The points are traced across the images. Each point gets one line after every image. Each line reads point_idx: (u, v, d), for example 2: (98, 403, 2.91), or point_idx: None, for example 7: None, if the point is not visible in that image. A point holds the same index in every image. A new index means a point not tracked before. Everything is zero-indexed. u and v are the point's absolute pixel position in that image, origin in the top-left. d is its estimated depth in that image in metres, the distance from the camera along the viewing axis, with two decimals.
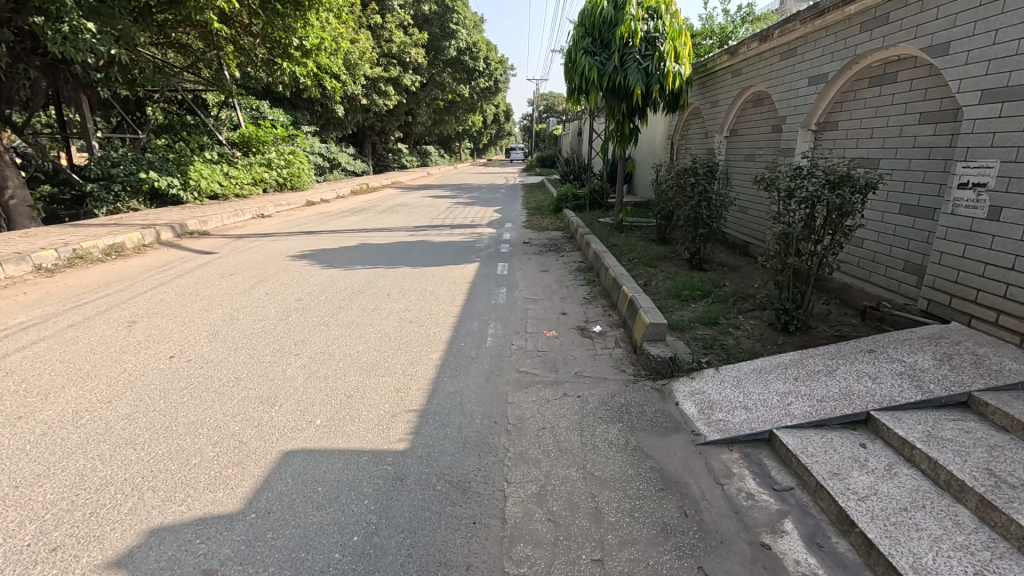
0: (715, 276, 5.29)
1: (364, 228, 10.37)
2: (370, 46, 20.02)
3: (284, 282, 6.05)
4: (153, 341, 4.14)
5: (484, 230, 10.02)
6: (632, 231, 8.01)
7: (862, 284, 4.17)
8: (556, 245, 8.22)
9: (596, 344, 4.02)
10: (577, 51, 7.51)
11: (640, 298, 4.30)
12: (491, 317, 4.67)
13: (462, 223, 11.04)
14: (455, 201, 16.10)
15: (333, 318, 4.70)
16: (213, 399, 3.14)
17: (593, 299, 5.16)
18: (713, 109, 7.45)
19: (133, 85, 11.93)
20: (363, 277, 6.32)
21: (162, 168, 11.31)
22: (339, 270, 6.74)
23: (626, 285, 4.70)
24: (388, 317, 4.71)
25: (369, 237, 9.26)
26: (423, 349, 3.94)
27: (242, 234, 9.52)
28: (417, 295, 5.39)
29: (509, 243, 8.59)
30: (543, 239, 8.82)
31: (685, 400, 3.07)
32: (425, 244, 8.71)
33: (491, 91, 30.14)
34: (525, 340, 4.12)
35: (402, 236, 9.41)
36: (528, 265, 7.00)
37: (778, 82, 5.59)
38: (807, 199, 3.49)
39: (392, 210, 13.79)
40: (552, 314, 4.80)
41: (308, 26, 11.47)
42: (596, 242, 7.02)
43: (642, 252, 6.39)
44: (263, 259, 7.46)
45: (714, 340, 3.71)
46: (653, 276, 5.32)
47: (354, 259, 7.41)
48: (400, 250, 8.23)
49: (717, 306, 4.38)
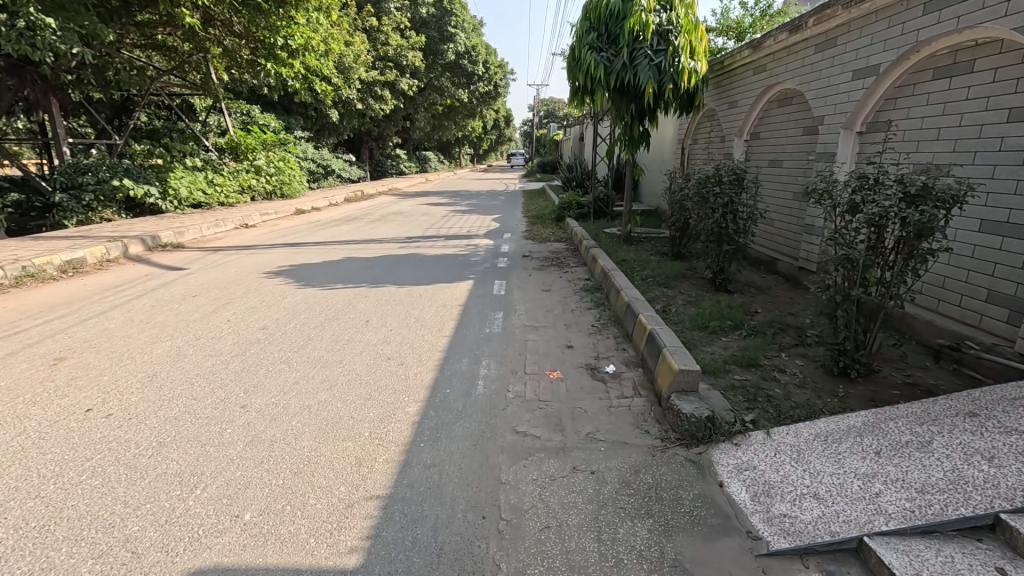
0: (744, 301, 4.58)
1: (354, 239, 9.68)
2: (365, 49, 19.44)
3: (251, 305, 5.36)
4: (75, 386, 3.44)
5: (481, 241, 9.33)
6: (642, 243, 7.31)
7: (930, 316, 3.46)
8: (559, 259, 7.52)
9: (610, 391, 3.31)
10: (581, 47, 6.83)
11: (662, 332, 3.58)
12: (484, 352, 3.95)
13: (458, 233, 10.37)
14: (452, 209, 15.47)
15: (297, 352, 4.00)
16: (118, 479, 2.42)
17: (603, 328, 4.45)
18: (731, 110, 6.79)
19: (110, 88, 11.29)
20: (342, 298, 5.63)
21: (138, 175, 10.65)
22: (317, 289, 6.05)
23: (643, 315, 3.98)
24: (362, 351, 4.00)
25: (357, 249, 8.57)
26: (399, 398, 3.23)
27: (220, 246, 8.85)
28: (400, 321, 4.70)
29: (508, 256, 7.91)
30: (545, 252, 8.14)
31: (732, 480, 2.35)
32: (415, 258, 8.02)
33: (491, 95, 29.60)
34: (524, 385, 3.41)
35: (393, 248, 8.73)
36: (528, 282, 6.30)
37: (812, 77, 4.91)
38: (878, 216, 2.78)
39: (385, 219, 13.14)
40: (557, 347, 4.09)
41: (294, 25, 10.82)
42: (604, 257, 6.32)
43: (656, 270, 5.69)
44: (236, 275, 6.78)
45: (758, 390, 3.00)
46: (672, 300, 4.62)
47: (336, 276, 6.72)
48: (388, 264, 7.53)
49: (753, 340, 3.68)
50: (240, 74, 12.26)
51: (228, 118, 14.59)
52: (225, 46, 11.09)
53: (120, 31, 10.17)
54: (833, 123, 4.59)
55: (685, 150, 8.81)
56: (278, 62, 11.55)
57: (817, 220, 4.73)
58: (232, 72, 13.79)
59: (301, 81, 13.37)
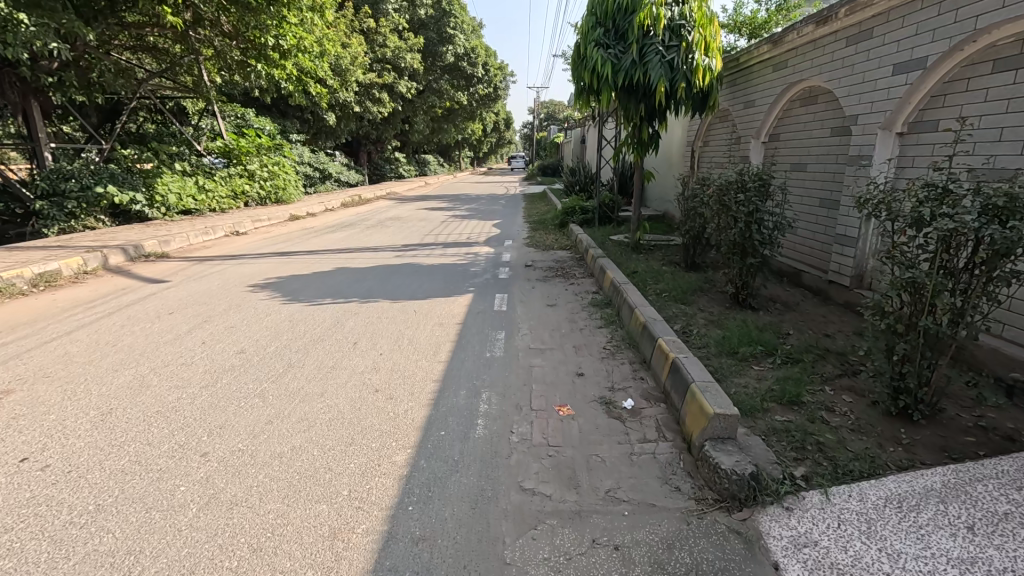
0: (772, 320, 4.14)
1: (348, 247, 9.26)
2: (362, 51, 19.05)
3: (232, 323, 4.94)
4: (15, 426, 3.00)
5: (481, 249, 8.90)
6: (652, 253, 6.88)
7: (995, 344, 3.02)
8: (564, 269, 7.09)
9: (630, 432, 2.86)
10: (587, 44, 6.40)
11: (688, 362, 3.13)
12: (484, 383, 3.51)
13: (457, 240, 9.94)
14: (451, 214, 15.05)
15: (274, 383, 3.57)
16: (38, 560, 1.98)
17: (617, 352, 4.00)
18: (747, 111, 6.37)
19: (94, 91, 10.86)
20: (330, 316, 5.19)
21: (124, 181, 10.24)
22: (305, 305, 5.61)
23: (664, 340, 3.53)
24: (347, 381, 3.56)
25: (350, 259, 8.15)
26: (385, 442, 2.78)
27: (207, 256, 8.43)
28: (391, 344, 4.26)
29: (509, 266, 7.47)
30: (548, 261, 7.70)
31: (790, 562, 1.91)
32: (412, 268, 7.59)
33: (491, 98, 29.22)
34: (530, 426, 2.96)
35: (389, 257, 8.30)
36: (532, 296, 5.87)
37: (844, 73, 4.48)
38: (952, 232, 2.34)
39: (382, 225, 12.72)
40: (566, 375, 3.64)
41: (284, 23, 10.36)
42: (613, 268, 5.89)
43: (671, 283, 5.25)
44: (220, 288, 6.36)
45: (806, 436, 2.56)
46: (692, 320, 4.18)
47: (326, 289, 6.29)
48: (382, 275, 7.09)
49: (791, 371, 3.24)
50: (231, 75, 11.82)
51: (221, 122, 14.20)
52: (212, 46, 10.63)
53: (104, 30, 9.75)
54: (869, 123, 4.15)
55: (696, 153, 8.38)
56: (268, 61, 11.07)
57: (853, 232, 4.32)
58: (224, 74, 13.40)
59: (294, 82, 12.92)
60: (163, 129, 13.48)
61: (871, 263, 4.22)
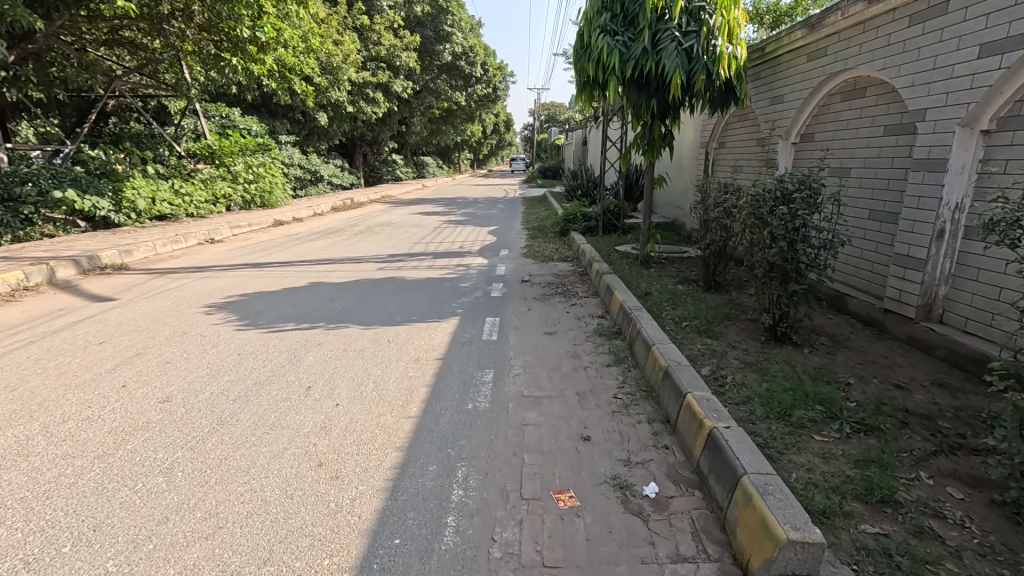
0: (823, 363, 3.33)
1: (328, 257, 8.48)
2: (354, 49, 18.26)
3: (170, 355, 4.16)
4: None
5: (473, 260, 8.12)
6: (664, 268, 6.09)
7: None
8: (564, 285, 6.28)
9: (657, 544, 2.05)
10: (591, 31, 5.64)
11: (731, 437, 2.32)
12: (461, 453, 2.71)
13: (448, 249, 9.15)
14: (445, 219, 14.27)
15: (190, 450, 2.76)
16: None
17: (631, 404, 3.20)
18: (774, 106, 5.61)
19: (53, 87, 10.27)
20: (288, 346, 4.39)
21: (89, 185, 9.46)
22: (263, 331, 4.81)
23: (695, 398, 2.72)
24: (284, 449, 2.76)
25: (328, 271, 7.36)
26: (312, 563, 1.98)
27: (170, 267, 7.64)
28: (351, 391, 3.46)
29: (504, 281, 6.68)
30: (547, 275, 6.92)
31: None
32: (394, 282, 6.79)
33: (489, 99, 28.51)
34: (518, 529, 2.16)
35: (371, 269, 7.52)
36: (528, 319, 5.08)
37: (906, 58, 3.70)
38: None
39: (371, 231, 11.94)
40: (567, 440, 2.84)
41: (262, 13, 9.38)
42: (621, 288, 5.09)
43: (691, 308, 4.46)
44: (171, 308, 5.56)
45: (916, 565, 1.75)
46: (724, 361, 3.38)
47: (292, 308, 5.50)
48: (360, 291, 6.31)
49: (868, 445, 2.43)
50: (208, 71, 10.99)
51: (203, 122, 13.47)
52: (185, 39, 9.78)
53: (65, 22, 8.96)
54: (942, 119, 3.38)
55: (712, 153, 7.65)
56: (246, 55, 10.21)
57: (920, 253, 3.53)
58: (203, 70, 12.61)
59: (277, 79, 12.10)
60: (140, 129, 12.71)
61: (943, 289, 3.44)
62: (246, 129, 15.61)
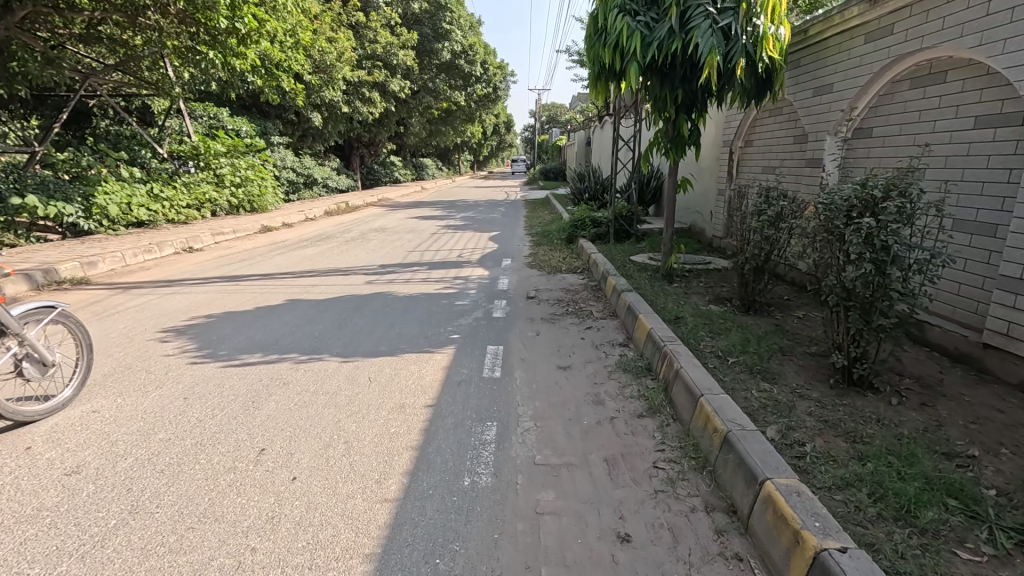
0: (925, 422, 2.56)
1: (313, 268, 7.73)
2: (349, 46, 17.53)
3: (101, 398, 3.40)
4: None
5: (472, 271, 7.36)
6: (690, 285, 5.34)
7: None
8: (576, 303, 5.52)
9: None
10: (607, 12, 4.88)
11: (854, 571, 1.56)
12: (452, 569, 1.94)
13: (445, 258, 8.39)
14: (443, 223, 13.54)
15: (79, 561, 2.00)
16: None
17: (680, 481, 2.43)
18: (819, 96, 4.87)
19: (15, 82, 9.53)
20: (248, 385, 3.63)
21: (55, 189, 8.71)
22: (221, 363, 4.05)
23: (779, 489, 1.95)
24: (209, 560, 2.00)
25: (311, 286, 6.60)
26: None
27: (136, 281, 6.90)
28: (314, 458, 2.69)
29: (507, 296, 5.93)
30: (556, 289, 6.17)
31: None
32: (383, 299, 6.02)
33: (490, 99, 27.72)
34: None
35: (359, 283, 6.77)
36: (536, 348, 4.32)
37: (1015, 30, 2.96)
38: None
39: (363, 238, 11.18)
40: (600, 543, 2.08)
41: (241, 2, 8.48)
42: (646, 311, 4.33)
43: (736, 338, 3.69)
44: (122, 332, 4.81)
45: None
46: (796, 421, 2.61)
47: (263, 333, 4.75)
48: (344, 310, 5.56)
49: None
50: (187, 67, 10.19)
51: (188, 122, 12.77)
52: (159, 31, 8.94)
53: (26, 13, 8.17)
54: None
55: (738, 152, 6.91)
56: (227, 49, 9.36)
57: None
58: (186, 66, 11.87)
59: (263, 76, 11.30)
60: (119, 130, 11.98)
61: None
62: (235, 130, 14.87)
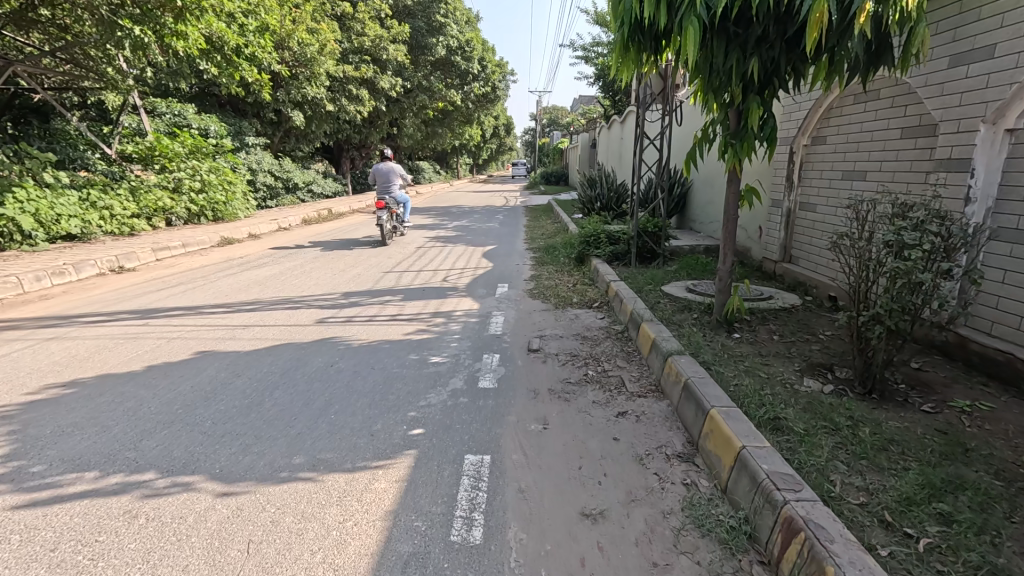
0: None
1: (258, 296, 6.11)
2: (332, 38, 15.94)
3: None
4: None
5: (459, 303, 5.76)
6: (763, 342, 3.75)
7: None
8: (598, 363, 3.92)
9: None
10: None
11: None
12: None
13: (428, 282, 6.77)
14: (434, 234, 11.96)
15: None
16: None
17: None
18: (964, 65, 3.33)
19: None
20: (21, 561, 2.00)
21: None
22: (17, 497, 2.42)
23: None
24: None
25: (241, 328, 4.97)
26: None
27: (20, 318, 5.29)
28: None
29: (502, 347, 4.33)
30: (569, 334, 4.58)
31: None
32: (331, 350, 4.40)
33: (488, 99, 26.10)
34: None
35: (310, 322, 5.15)
36: (546, 459, 2.69)
37: None
38: None
39: (338, 252, 9.57)
40: None
41: None
42: (719, 401, 2.70)
43: (901, 476, 2.08)
44: None
45: None
46: None
47: (129, 421, 3.13)
48: (274, 370, 3.95)
49: None
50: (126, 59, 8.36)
51: (142, 118, 11.24)
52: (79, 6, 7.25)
53: None
54: None
55: (802, 151, 5.37)
56: (165, 29, 7.64)
57: None
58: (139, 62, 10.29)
59: (219, 63, 9.63)
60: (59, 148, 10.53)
61: None
62: (202, 129, 13.26)
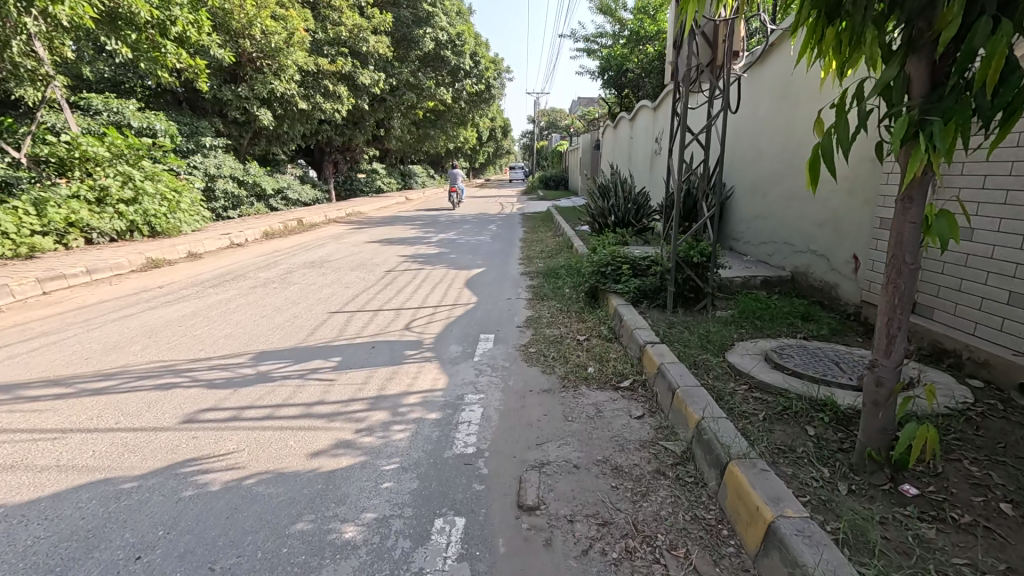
0: None
1: (127, 364, 4.18)
2: (302, 25, 14.04)
3: None
4: None
5: (417, 375, 3.85)
6: (990, 525, 1.85)
7: None
8: (655, 560, 1.99)
9: None
10: None
11: None
12: None
13: (382, 333, 4.86)
14: (412, 251, 10.06)
15: None
16: None
17: None
18: None
19: None
20: None
21: None
22: None
23: None
24: None
25: (49, 436, 3.04)
26: None
27: None
28: None
29: (472, 495, 2.42)
30: (589, 459, 2.67)
31: None
32: (168, 497, 2.47)
33: (481, 99, 23.76)
34: None
35: (171, 420, 3.23)
36: None
37: None
38: None
39: (285, 278, 7.65)
40: None
41: None
42: None
43: None
44: None
45: None
46: None
47: None
48: (25, 563, 2.03)
49: None
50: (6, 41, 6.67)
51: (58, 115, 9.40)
52: None
53: None
54: None
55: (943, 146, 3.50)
56: None
57: None
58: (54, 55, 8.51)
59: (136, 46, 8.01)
60: None
61: None
62: (145, 128, 11.35)
